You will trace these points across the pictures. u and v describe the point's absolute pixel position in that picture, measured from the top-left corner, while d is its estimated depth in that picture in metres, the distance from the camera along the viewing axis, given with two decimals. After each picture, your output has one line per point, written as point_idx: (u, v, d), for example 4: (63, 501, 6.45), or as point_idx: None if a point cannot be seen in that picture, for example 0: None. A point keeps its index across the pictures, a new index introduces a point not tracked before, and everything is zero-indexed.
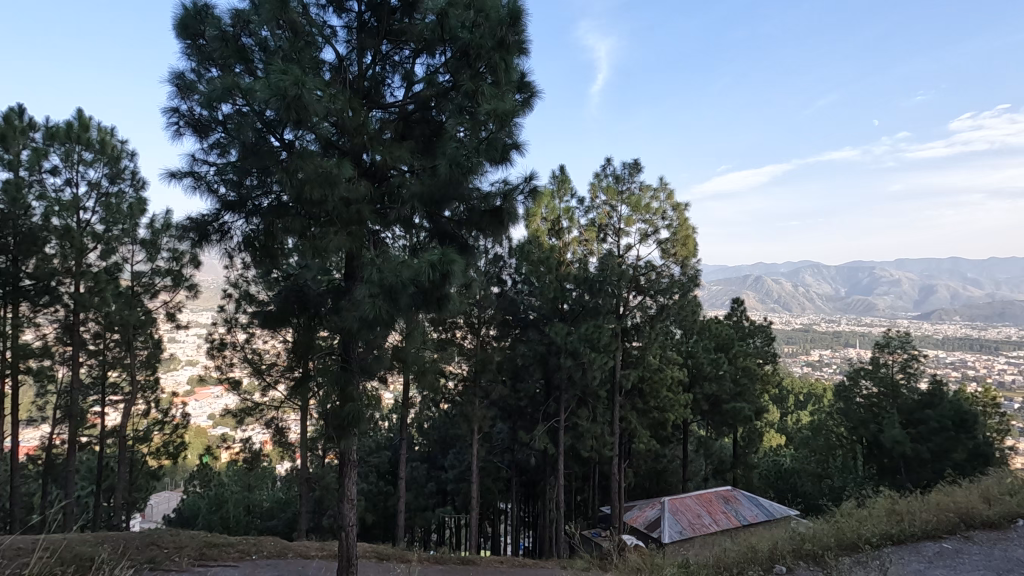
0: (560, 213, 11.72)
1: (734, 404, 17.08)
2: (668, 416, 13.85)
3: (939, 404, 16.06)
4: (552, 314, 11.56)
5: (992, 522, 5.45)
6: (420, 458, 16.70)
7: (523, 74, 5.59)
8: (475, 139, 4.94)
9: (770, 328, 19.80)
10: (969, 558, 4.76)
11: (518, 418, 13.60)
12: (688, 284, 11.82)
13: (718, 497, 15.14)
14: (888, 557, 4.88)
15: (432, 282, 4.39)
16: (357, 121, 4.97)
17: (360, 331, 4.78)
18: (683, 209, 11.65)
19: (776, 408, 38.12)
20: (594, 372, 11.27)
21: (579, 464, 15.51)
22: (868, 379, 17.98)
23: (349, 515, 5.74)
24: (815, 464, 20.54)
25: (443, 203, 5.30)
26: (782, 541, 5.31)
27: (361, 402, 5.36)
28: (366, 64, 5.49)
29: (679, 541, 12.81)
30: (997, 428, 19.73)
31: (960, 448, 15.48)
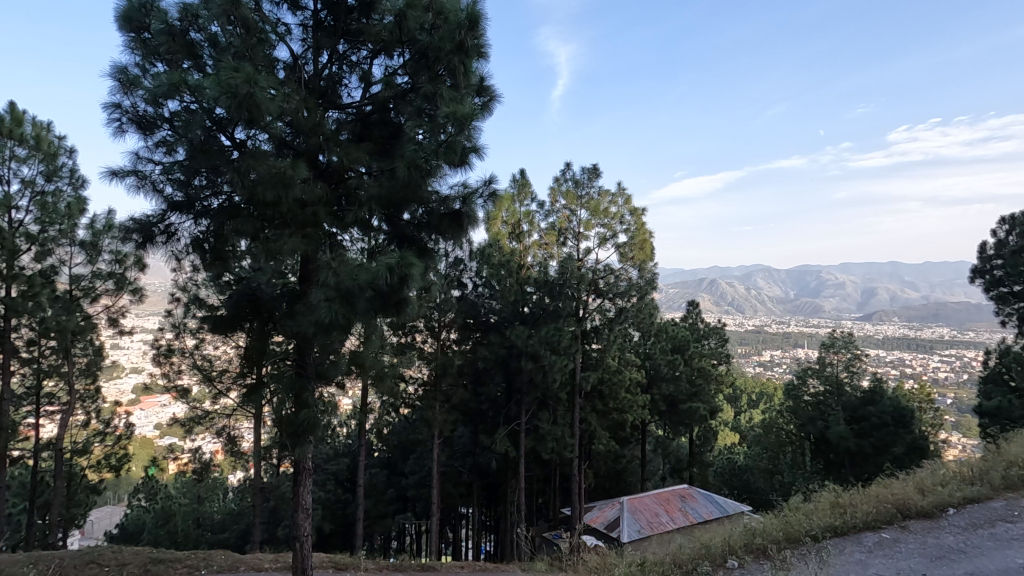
0: (521, 217, 11.76)
1: (691, 404, 17.57)
2: (626, 416, 14.14)
3: (879, 401, 16.91)
4: (512, 317, 11.61)
5: (926, 512, 5.77)
6: (380, 465, 16.41)
7: (482, 77, 5.60)
8: (434, 141, 4.90)
9: (724, 330, 20.46)
10: (905, 546, 5.03)
11: (479, 421, 13.52)
12: (645, 287, 12.00)
13: (675, 496, 15.48)
14: (832, 549, 5.10)
15: (391, 285, 4.32)
16: (312, 121, 4.85)
17: (317, 335, 4.67)
18: (640, 213, 11.88)
19: (729, 408, 39.56)
20: (554, 375, 11.28)
21: (540, 467, 15.56)
22: (815, 378, 18.75)
23: (304, 525, 5.57)
24: (766, 461, 21.27)
25: (401, 206, 5.25)
26: (734, 537, 5.49)
27: (318, 408, 5.24)
28: (322, 63, 5.38)
29: (637, 540, 12.99)
30: (932, 422, 20.93)
31: (899, 443, 16.33)
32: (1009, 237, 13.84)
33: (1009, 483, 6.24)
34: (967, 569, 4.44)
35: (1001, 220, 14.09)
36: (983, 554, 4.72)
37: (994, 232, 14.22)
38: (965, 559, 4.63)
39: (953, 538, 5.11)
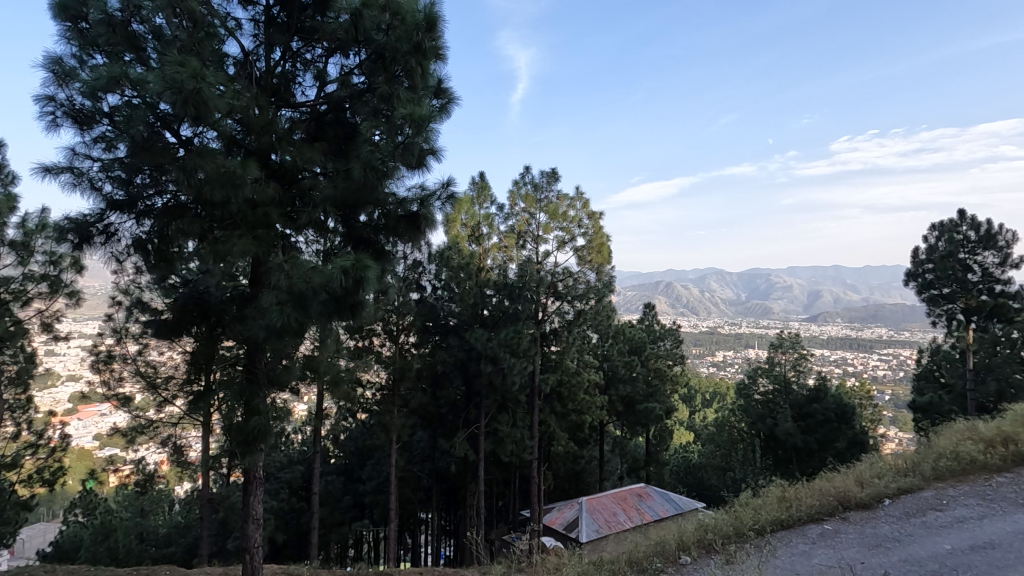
0: (480, 220, 11.70)
1: (647, 405, 17.92)
2: (585, 417, 14.32)
3: (824, 399, 17.72)
4: (472, 320, 11.65)
5: (865, 503, 6.08)
6: (336, 472, 16.02)
7: (440, 79, 5.58)
8: (390, 143, 4.86)
9: (679, 331, 21.05)
10: (845, 536, 5.29)
11: (438, 425, 13.34)
12: (603, 290, 12.15)
13: (632, 495, 15.78)
14: (779, 541, 5.31)
15: (345, 288, 4.23)
16: (264, 119, 4.72)
17: (268, 340, 4.55)
18: (598, 217, 12.06)
19: (684, 407, 40.74)
20: (513, 377, 11.32)
21: (500, 470, 15.54)
22: (765, 378, 19.43)
23: (255, 536, 5.39)
24: (719, 458, 21.92)
25: (357, 208, 5.16)
26: (686, 533, 5.64)
27: (269, 414, 5.09)
28: (275, 60, 5.24)
29: (596, 540, 13.16)
30: (871, 418, 22.09)
31: (841, 438, 17.22)
32: (939, 243, 14.77)
33: (938, 474, 6.64)
34: (901, 556, 4.71)
35: (932, 227, 15.02)
36: (915, 541, 5.01)
37: (925, 238, 15.14)
38: (900, 546, 4.90)
39: (889, 527, 5.40)
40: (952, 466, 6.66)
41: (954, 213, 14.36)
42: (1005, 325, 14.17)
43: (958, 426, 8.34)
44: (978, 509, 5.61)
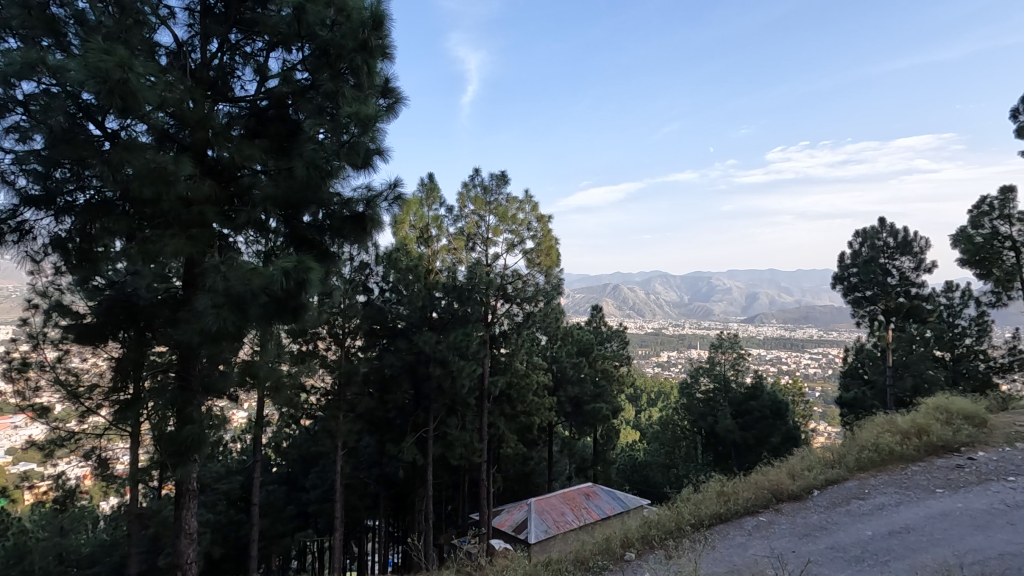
0: (429, 221, 11.66)
1: (595, 405, 18.26)
2: (533, 419, 14.43)
3: (760, 396, 18.57)
4: (420, 323, 11.40)
5: (796, 494, 6.42)
6: (277, 481, 15.36)
7: (387, 79, 5.50)
8: (336, 142, 4.77)
9: (625, 333, 21.56)
10: (779, 527, 5.56)
11: (385, 430, 12.98)
12: (551, 292, 12.31)
13: (580, 495, 16.02)
14: (718, 534, 5.52)
15: (287, 291, 4.08)
16: (199, 113, 4.49)
17: (203, 345, 4.33)
18: (546, 221, 12.18)
19: (630, 407, 41.92)
20: (463, 381, 11.24)
21: (449, 473, 15.42)
22: (706, 377, 20.38)
23: (188, 552, 5.10)
24: (663, 456, 22.59)
25: (300, 208, 4.98)
26: (632, 531, 5.78)
27: (204, 423, 4.84)
28: (211, 52, 5.02)
29: (544, 540, 13.28)
30: (803, 413, 23.41)
31: (776, 433, 18.02)
32: (862, 249, 15.83)
33: (861, 465, 7.09)
34: (829, 543, 4.99)
35: (856, 234, 16.08)
36: (841, 529, 5.33)
37: (850, 244, 16.19)
38: (828, 534, 5.19)
39: (818, 516, 5.73)
40: (873, 457, 7.14)
41: (876, 221, 15.47)
42: (920, 325, 15.30)
43: (878, 420, 8.94)
44: (895, 496, 6.03)
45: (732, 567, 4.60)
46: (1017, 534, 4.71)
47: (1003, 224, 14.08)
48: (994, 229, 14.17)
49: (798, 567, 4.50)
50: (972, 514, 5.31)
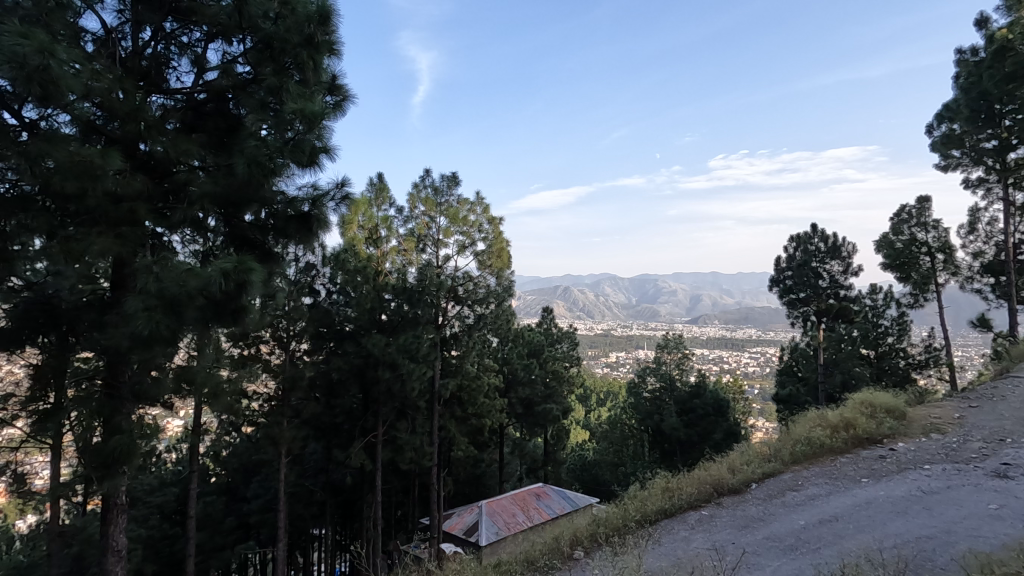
0: (378, 222, 11.46)
1: (545, 406, 18.41)
2: (484, 421, 14.43)
3: (703, 395, 19.28)
4: (369, 325, 11.03)
5: (736, 488, 6.69)
6: (216, 492, 14.64)
7: (334, 75, 5.37)
8: (279, 139, 4.63)
9: (575, 334, 21.84)
10: (720, 520, 5.78)
11: (333, 436, 12.59)
12: (502, 294, 12.37)
13: (531, 495, 16.13)
14: (663, 529, 5.70)
15: (226, 292, 3.91)
16: (130, 104, 4.23)
17: (133, 350, 4.08)
18: (497, 223, 12.21)
19: (580, 407, 42.70)
20: (413, 384, 11.07)
21: (398, 478, 15.20)
22: (652, 376, 20.91)
23: (116, 570, 4.80)
24: (612, 454, 23.07)
25: (241, 206, 4.78)
26: (581, 529, 5.88)
27: (135, 433, 4.58)
28: (144, 40, 4.74)
29: (495, 542, 13.27)
30: (743, 410, 24.48)
31: (718, 430, 18.81)
32: (796, 253, 16.74)
33: (795, 458, 7.48)
34: (765, 534, 5.23)
35: (790, 239, 16.97)
36: (776, 519, 5.60)
37: (785, 248, 17.09)
38: (765, 525, 5.44)
39: (755, 508, 6.00)
40: (806, 451, 7.54)
41: (808, 226, 16.39)
42: (848, 325, 16.29)
43: (809, 415, 9.45)
44: (826, 486, 6.39)
45: (674, 560, 4.75)
46: (931, 518, 5.09)
47: (921, 231, 15.47)
48: (912, 236, 15.57)
49: (736, 557, 4.69)
50: (893, 501, 5.70)
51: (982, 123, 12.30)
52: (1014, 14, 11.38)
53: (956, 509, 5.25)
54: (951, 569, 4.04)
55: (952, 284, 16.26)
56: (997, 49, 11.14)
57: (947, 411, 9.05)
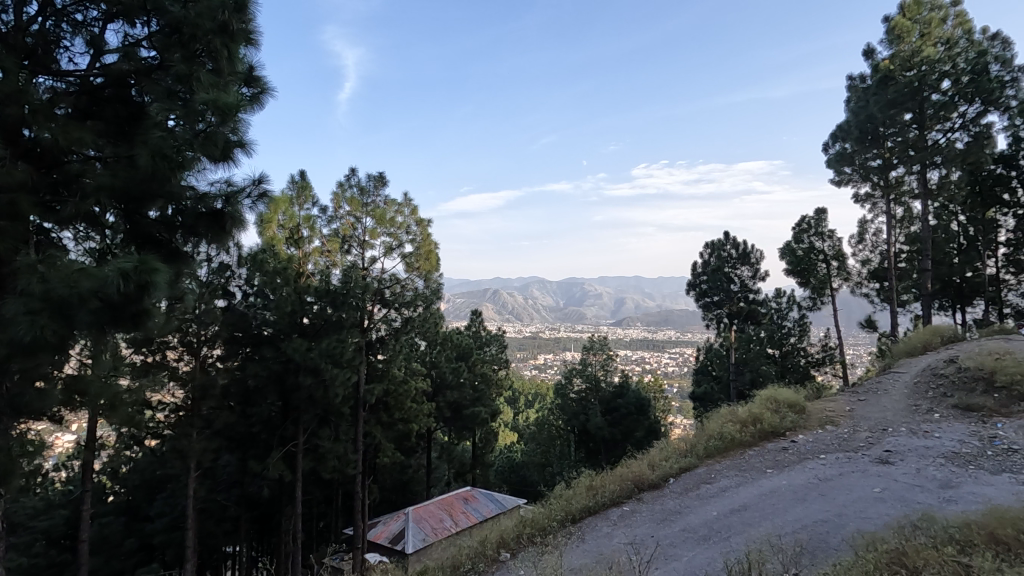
0: (300, 221, 10.96)
1: (473, 409, 18.39)
2: (411, 426, 14.22)
3: (626, 394, 20.01)
4: (289, 330, 10.51)
5: (655, 483, 6.98)
6: (114, 512, 13.38)
7: (251, 66, 5.11)
8: (189, 131, 4.34)
9: (503, 337, 21.94)
10: (640, 515, 5.99)
11: (249, 446, 11.87)
12: (430, 297, 12.27)
13: (459, 499, 16.05)
14: (587, 527, 5.85)
15: (126, 294, 3.57)
16: (12, 85, 3.80)
17: (13, 360, 3.65)
18: (426, 225, 12.05)
19: (508, 409, 43.18)
20: (336, 389, 10.68)
21: (320, 488, 14.61)
22: (579, 378, 21.37)
23: None
24: (539, 455, 23.34)
25: (144, 202, 4.40)
26: (508, 531, 5.92)
27: (15, 452, 4.10)
28: (29, 14, 4.25)
29: (422, 549, 13.06)
30: (662, 408, 25.65)
31: (640, 428, 19.62)
32: (711, 259, 17.83)
33: (709, 453, 7.92)
34: (681, 526, 5.49)
35: (705, 245, 18.01)
36: (691, 511, 5.90)
37: (700, 254, 18.14)
38: (681, 518, 5.72)
39: (672, 502, 6.29)
40: (719, 445, 8.00)
41: (722, 234, 17.50)
42: (756, 326, 17.50)
43: (722, 411, 10.03)
44: (735, 478, 6.81)
45: (597, 556, 4.89)
46: (826, 503, 5.56)
47: (818, 240, 16.90)
48: (811, 244, 16.96)
49: (654, 550, 4.90)
50: (794, 489, 6.17)
51: (868, 143, 13.63)
52: (894, 47, 12.82)
53: (846, 494, 5.78)
54: (843, 548, 4.43)
55: (844, 289, 17.91)
56: (881, 79, 12.64)
57: (840, 404, 9.94)
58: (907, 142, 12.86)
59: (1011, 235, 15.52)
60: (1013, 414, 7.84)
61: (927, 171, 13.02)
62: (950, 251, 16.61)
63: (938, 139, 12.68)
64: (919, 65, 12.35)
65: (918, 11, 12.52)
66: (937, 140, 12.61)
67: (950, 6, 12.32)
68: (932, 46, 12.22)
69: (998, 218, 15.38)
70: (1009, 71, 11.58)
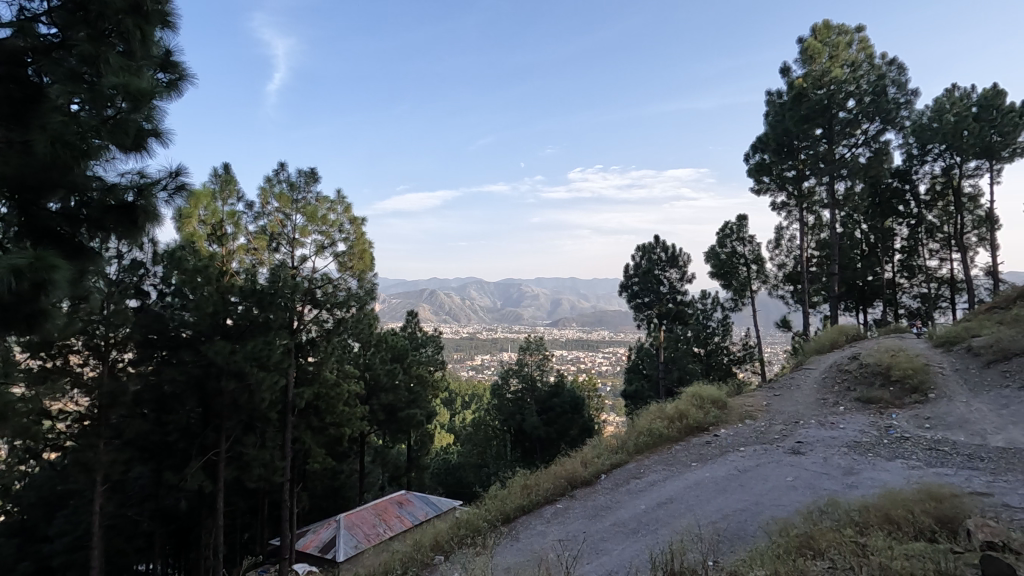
0: (223, 217, 10.28)
1: (409, 411, 18.13)
2: (344, 430, 13.79)
3: (561, 394, 20.35)
4: (211, 331, 9.93)
5: (588, 480, 7.14)
6: (6, 534, 12.12)
7: (167, 51, 4.82)
8: (96, 116, 4.01)
9: (440, 338, 21.73)
10: (573, 512, 6.12)
11: (164, 456, 11.09)
12: (364, 297, 12.00)
13: (393, 503, 15.75)
14: (521, 526, 5.90)
15: (18, 294, 3.23)
16: None
17: None
18: (360, 223, 11.74)
19: (446, 410, 43.01)
20: (263, 394, 10.21)
21: (244, 497, 13.89)
22: (515, 378, 21.51)
23: None
24: (475, 456, 23.29)
25: (43, 193, 3.99)
26: (442, 533, 5.89)
27: None
28: None
29: (354, 556, 12.69)
30: (596, 406, 26.31)
31: (574, 426, 20.01)
32: (642, 262, 18.46)
33: (639, 448, 8.22)
34: (612, 520, 5.66)
35: (637, 248, 18.66)
36: (621, 506, 6.09)
37: (633, 257, 18.77)
38: (611, 512, 5.89)
39: (603, 497, 6.48)
40: (648, 440, 8.32)
41: (653, 238, 18.22)
42: (683, 326, 18.10)
43: (651, 409, 10.40)
44: (663, 472, 7.10)
45: (530, 554, 4.94)
46: (744, 493, 5.90)
47: (740, 244, 18.08)
48: (734, 249, 18.17)
49: (585, 546, 5.02)
50: (715, 480, 6.51)
51: (785, 154, 14.52)
52: (808, 67, 13.81)
53: (763, 483, 6.16)
54: (758, 535, 4.71)
55: (763, 291, 19.11)
56: (796, 95, 13.54)
57: (758, 399, 10.57)
58: (817, 155, 13.91)
59: (904, 243, 17.70)
60: (905, 405, 8.65)
61: (834, 182, 14.07)
62: (854, 257, 17.60)
63: (845, 153, 13.73)
64: (829, 84, 13.37)
65: (827, 34, 13.53)
66: (844, 154, 13.69)
67: (855, 31, 13.37)
68: (839, 68, 13.32)
69: (895, 228, 17.47)
70: (903, 94, 12.81)
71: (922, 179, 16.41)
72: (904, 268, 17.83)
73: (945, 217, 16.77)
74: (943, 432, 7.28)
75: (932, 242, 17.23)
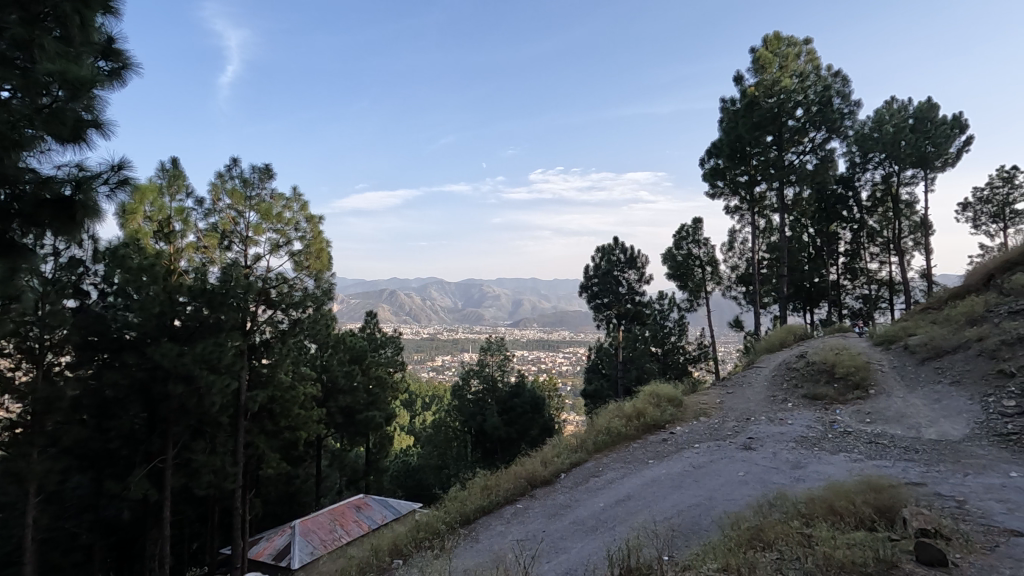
0: (170, 214, 9.89)
1: (368, 413, 17.84)
2: (299, 434, 13.44)
3: (522, 394, 20.43)
4: (158, 333, 9.46)
5: (548, 479, 7.19)
6: None
7: (110, 37, 4.58)
8: (29, 105, 3.76)
9: (399, 339, 21.41)
10: (532, 511, 6.14)
11: (105, 464, 10.60)
12: (321, 297, 11.73)
13: (351, 507, 15.46)
14: (480, 527, 5.88)
15: None
16: None
17: None
18: (316, 222, 11.46)
19: (405, 412, 42.50)
20: (213, 398, 9.83)
21: (192, 505, 13.35)
22: (476, 378, 21.44)
23: None
24: (435, 457, 23.12)
25: None
26: (401, 537, 5.81)
27: None
28: None
29: (310, 563, 12.37)
30: (557, 406, 26.55)
31: (535, 426, 20.11)
32: (601, 263, 18.68)
33: (597, 447, 8.33)
34: (570, 519, 5.72)
35: (597, 249, 18.92)
36: (580, 504, 6.16)
37: (593, 258, 19.00)
38: (570, 511, 5.95)
39: (562, 496, 6.54)
40: (606, 439, 8.44)
41: (612, 239, 18.48)
42: (641, 326, 18.51)
43: (609, 408, 10.53)
44: (621, 470, 7.22)
45: (489, 555, 4.93)
46: (698, 488, 6.06)
47: (695, 247, 18.45)
48: (689, 250, 18.52)
49: (544, 545, 5.05)
50: (671, 476, 6.66)
51: (738, 160, 15.03)
52: (759, 76, 14.27)
53: (717, 479, 6.34)
54: (711, 529, 4.85)
55: (717, 292, 19.71)
56: (749, 103, 14.03)
57: (712, 397, 10.88)
58: (768, 161, 14.44)
59: (847, 247, 18.64)
60: (848, 401, 9.07)
61: (784, 188, 14.63)
62: (802, 259, 18.36)
63: (794, 159, 14.29)
64: (779, 93, 13.89)
65: (778, 46, 14.03)
66: (793, 160, 14.25)
67: (802, 43, 13.95)
68: (788, 78, 13.76)
69: (839, 232, 18.44)
70: (847, 105, 13.47)
71: (864, 186, 17.24)
72: (847, 270, 18.73)
73: (884, 222, 17.77)
74: (882, 426, 7.67)
75: (872, 246, 18.22)
